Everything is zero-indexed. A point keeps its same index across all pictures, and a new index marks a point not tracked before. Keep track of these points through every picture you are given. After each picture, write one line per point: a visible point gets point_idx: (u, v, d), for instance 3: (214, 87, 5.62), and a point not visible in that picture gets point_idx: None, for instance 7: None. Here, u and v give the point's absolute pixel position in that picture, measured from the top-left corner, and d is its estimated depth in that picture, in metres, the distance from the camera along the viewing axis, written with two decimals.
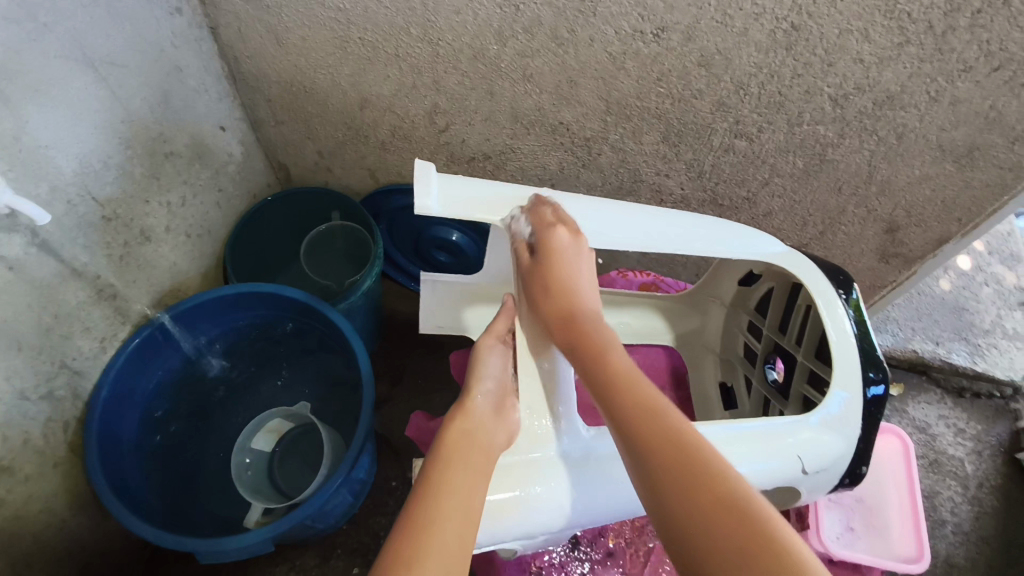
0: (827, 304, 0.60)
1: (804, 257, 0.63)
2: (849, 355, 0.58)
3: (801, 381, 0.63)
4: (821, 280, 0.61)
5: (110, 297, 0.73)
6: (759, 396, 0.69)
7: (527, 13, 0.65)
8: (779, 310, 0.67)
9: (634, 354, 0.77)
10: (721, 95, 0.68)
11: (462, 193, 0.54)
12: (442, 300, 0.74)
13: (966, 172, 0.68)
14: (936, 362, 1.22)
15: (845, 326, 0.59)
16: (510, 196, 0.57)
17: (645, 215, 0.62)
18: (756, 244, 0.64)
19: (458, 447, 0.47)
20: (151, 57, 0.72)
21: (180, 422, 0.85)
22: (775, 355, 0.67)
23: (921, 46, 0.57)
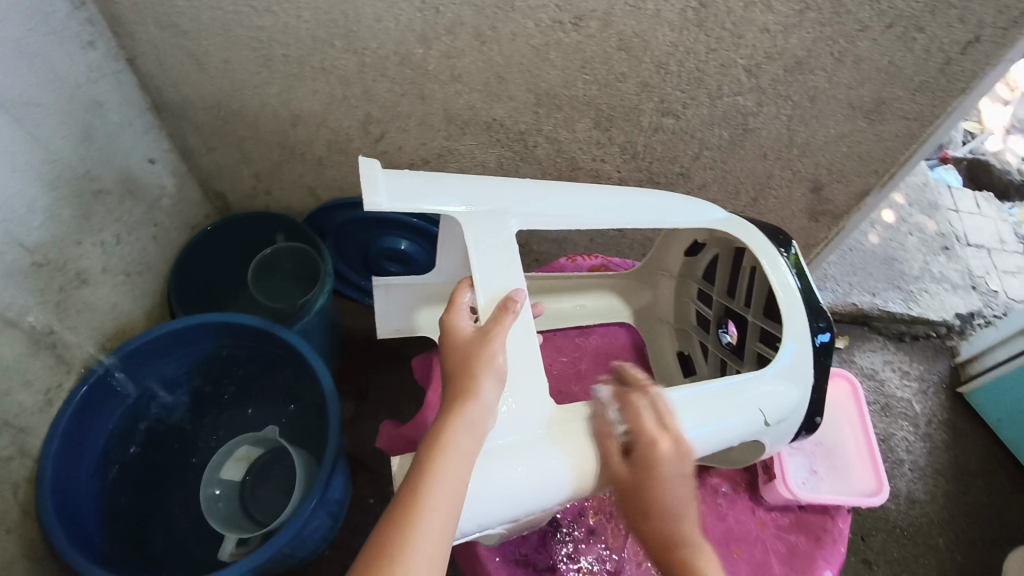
0: (770, 262, 0.63)
1: (744, 222, 0.66)
2: (796, 308, 0.61)
3: (754, 339, 0.66)
4: (762, 240, 0.64)
5: (49, 346, 0.71)
6: (716, 360, 0.71)
7: (448, 14, 0.67)
8: (726, 275, 0.69)
9: (591, 335, 0.79)
10: (644, 76, 0.70)
11: (412, 187, 0.54)
12: (395, 301, 0.74)
13: (876, 126, 0.72)
14: (875, 312, 1.29)
15: (789, 281, 0.62)
16: (459, 186, 0.57)
17: (588, 193, 0.63)
18: (698, 212, 0.66)
19: (461, 441, 0.47)
20: (67, 94, 0.69)
21: (140, 467, 0.82)
22: (727, 318, 0.70)
23: (820, 12, 0.61)
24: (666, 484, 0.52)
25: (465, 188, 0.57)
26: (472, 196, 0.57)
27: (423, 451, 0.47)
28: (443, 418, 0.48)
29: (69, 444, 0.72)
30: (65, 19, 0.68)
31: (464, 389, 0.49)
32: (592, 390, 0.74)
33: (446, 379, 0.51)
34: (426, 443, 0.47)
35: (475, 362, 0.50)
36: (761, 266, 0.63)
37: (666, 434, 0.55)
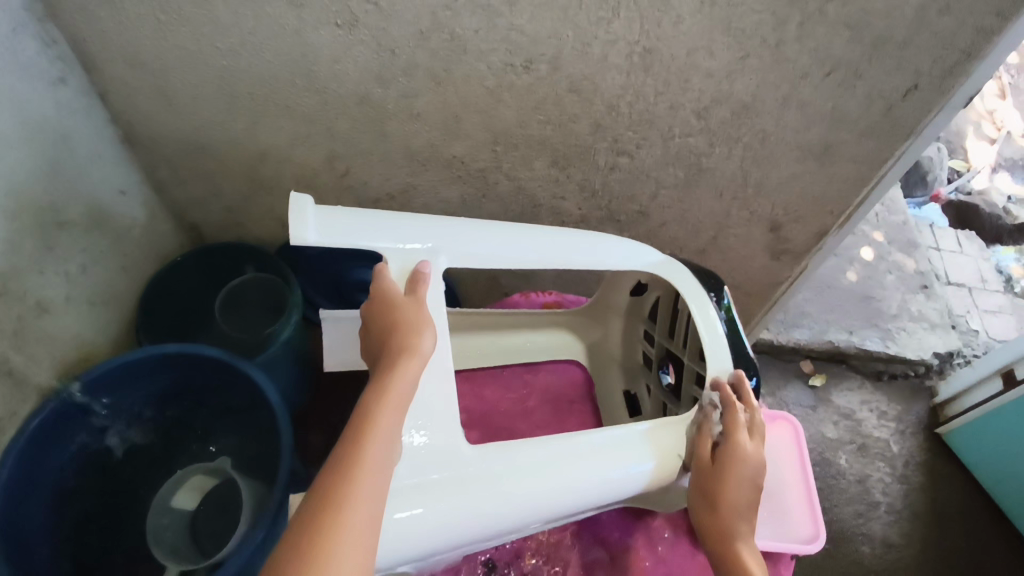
0: (699, 306, 0.64)
1: (681, 265, 0.67)
2: (721, 352, 0.62)
3: (690, 382, 0.66)
4: (694, 287, 0.66)
5: (6, 374, 0.71)
6: (658, 400, 0.72)
7: (403, 56, 0.69)
8: (667, 317, 0.70)
9: (541, 372, 0.78)
10: (596, 117, 0.72)
11: (347, 221, 0.54)
12: (345, 336, 0.74)
13: (827, 168, 0.73)
14: (852, 350, 1.28)
15: (716, 324, 0.64)
16: (398, 220, 0.57)
17: (526, 230, 0.64)
18: (640, 255, 0.67)
19: (390, 415, 0.46)
20: (32, 128, 0.71)
21: (90, 501, 0.80)
22: (668, 360, 0.71)
23: (761, 58, 0.62)
24: (742, 487, 0.56)
25: (404, 223, 0.57)
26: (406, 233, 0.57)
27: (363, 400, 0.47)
28: (383, 371, 0.49)
29: (26, 473, 0.70)
30: (33, 56, 0.70)
31: (402, 342, 0.50)
32: (537, 428, 0.75)
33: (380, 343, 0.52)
34: (366, 392, 0.47)
35: (409, 323, 0.52)
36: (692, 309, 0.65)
37: (586, 481, 0.55)
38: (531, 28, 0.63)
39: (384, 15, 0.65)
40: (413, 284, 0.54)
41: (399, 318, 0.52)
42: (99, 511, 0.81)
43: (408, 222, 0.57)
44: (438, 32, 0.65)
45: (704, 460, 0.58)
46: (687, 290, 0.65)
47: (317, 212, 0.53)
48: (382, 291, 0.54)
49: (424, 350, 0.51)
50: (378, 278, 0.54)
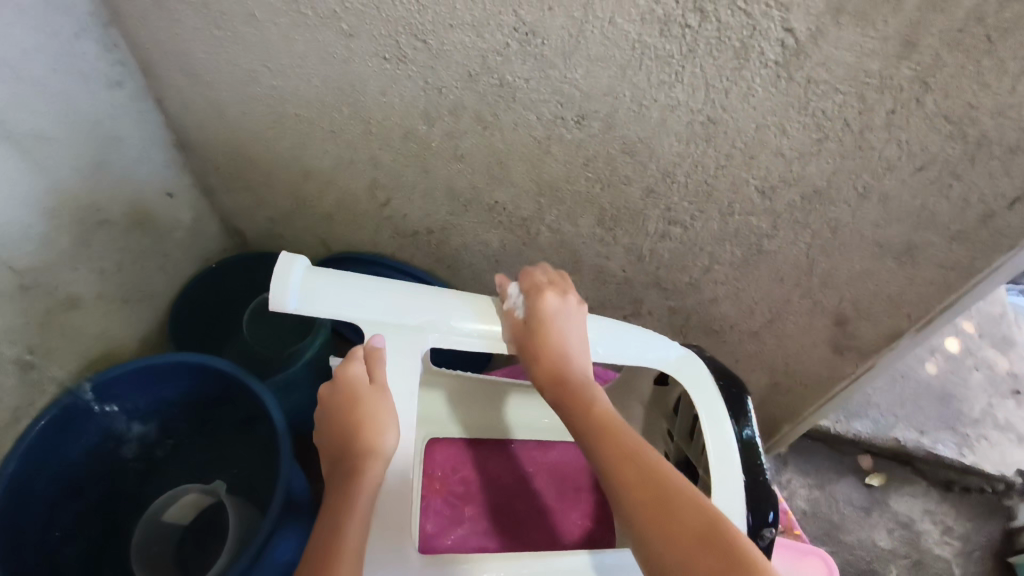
0: (711, 416, 0.57)
1: (701, 362, 0.61)
2: (732, 470, 0.55)
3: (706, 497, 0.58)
4: (710, 391, 0.59)
5: (25, 366, 0.72)
6: None
7: (450, 96, 0.65)
8: (686, 420, 0.64)
9: (550, 450, 0.77)
10: (649, 182, 0.66)
11: (333, 287, 0.53)
12: None
13: (907, 269, 0.64)
14: (920, 453, 1.14)
15: (728, 437, 0.56)
16: (389, 292, 0.55)
17: (534, 311, 0.59)
18: (656, 349, 0.60)
19: (355, 534, 0.45)
20: (85, 129, 0.72)
21: (94, 498, 0.81)
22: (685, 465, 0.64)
23: (840, 143, 0.55)
24: (557, 335, 0.56)
25: (393, 295, 0.55)
26: (392, 306, 0.55)
27: (326, 519, 0.46)
28: (345, 485, 0.47)
29: (30, 471, 0.70)
30: (93, 59, 0.71)
31: (362, 444, 0.48)
32: (537, 513, 0.72)
33: (343, 440, 0.50)
34: (330, 509, 0.46)
35: (368, 419, 0.49)
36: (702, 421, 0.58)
37: None
38: (585, 84, 0.58)
39: (433, 54, 0.61)
40: (378, 366, 0.52)
41: (359, 412, 0.50)
42: (97, 513, 0.81)
43: (392, 297, 0.55)
44: (488, 77, 0.61)
45: (520, 334, 0.57)
46: (700, 396, 0.58)
47: (304, 276, 0.52)
48: (347, 377, 0.52)
49: (385, 448, 0.49)
50: (346, 362, 0.53)
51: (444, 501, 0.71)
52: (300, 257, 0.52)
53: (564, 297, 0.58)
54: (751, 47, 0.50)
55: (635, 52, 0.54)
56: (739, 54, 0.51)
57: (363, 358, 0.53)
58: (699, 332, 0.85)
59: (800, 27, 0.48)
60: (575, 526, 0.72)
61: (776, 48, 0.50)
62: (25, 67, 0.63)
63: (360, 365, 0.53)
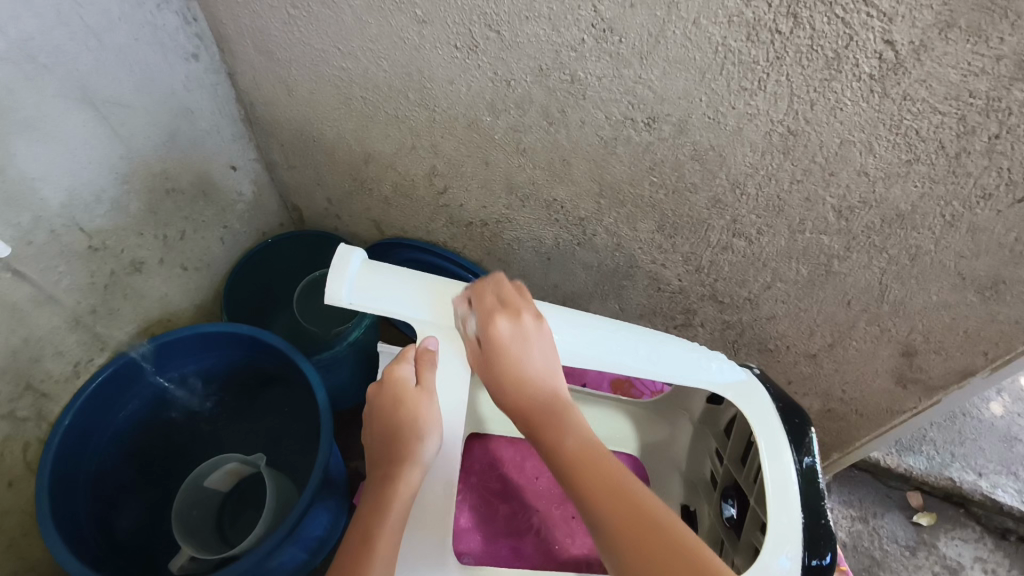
0: (771, 447, 0.55)
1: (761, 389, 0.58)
2: (791, 506, 0.52)
3: (753, 526, 0.57)
4: (772, 421, 0.57)
5: (87, 325, 0.75)
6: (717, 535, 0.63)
7: (518, 89, 0.64)
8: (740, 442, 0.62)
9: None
10: (717, 192, 0.63)
11: (388, 282, 0.53)
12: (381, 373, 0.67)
13: (991, 305, 0.60)
14: (976, 496, 1.08)
15: (789, 471, 0.54)
16: (445, 289, 0.55)
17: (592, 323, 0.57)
18: (710, 369, 0.58)
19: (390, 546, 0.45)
20: (160, 98, 0.74)
21: (143, 455, 0.84)
22: (733, 488, 0.62)
23: (932, 165, 0.51)
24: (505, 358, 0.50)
25: (448, 293, 0.54)
26: (447, 307, 0.54)
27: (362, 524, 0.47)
28: (383, 489, 0.48)
29: (86, 422, 0.73)
30: (173, 32, 0.72)
31: (402, 449, 0.49)
32: (571, 519, 0.71)
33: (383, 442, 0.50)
34: (368, 515, 0.47)
35: (407, 423, 0.50)
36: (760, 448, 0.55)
37: None
38: (661, 85, 0.56)
39: (505, 45, 0.60)
40: (427, 371, 0.52)
41: (403, 415, 0.50)
42: (143, 470, 0.84)
43: (447, 296, 0.54)
44: (559, 71, 0.60)
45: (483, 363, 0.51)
46: (760, 424, 0.56)
47: (361, 268, 0.52)
48: (394, 377, 0.52)
49: (425, 457, 0.49)
50: (395, 362, 0.53)
51: (480, 497, 0.72)
52: (358, 250, 0.52)
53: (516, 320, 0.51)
54: (845, 58, 0.48)
55: (718, 56, 0.52)
56: (830, 64, 0.48)
57: (414, 360, 0.53)
58: (751, 350, 0.82)
59: (902, 39, 0.45)
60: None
61: (873, 60, 0.47)
62: (109, 36, 0.65)
63: (409, 365, 0.53)
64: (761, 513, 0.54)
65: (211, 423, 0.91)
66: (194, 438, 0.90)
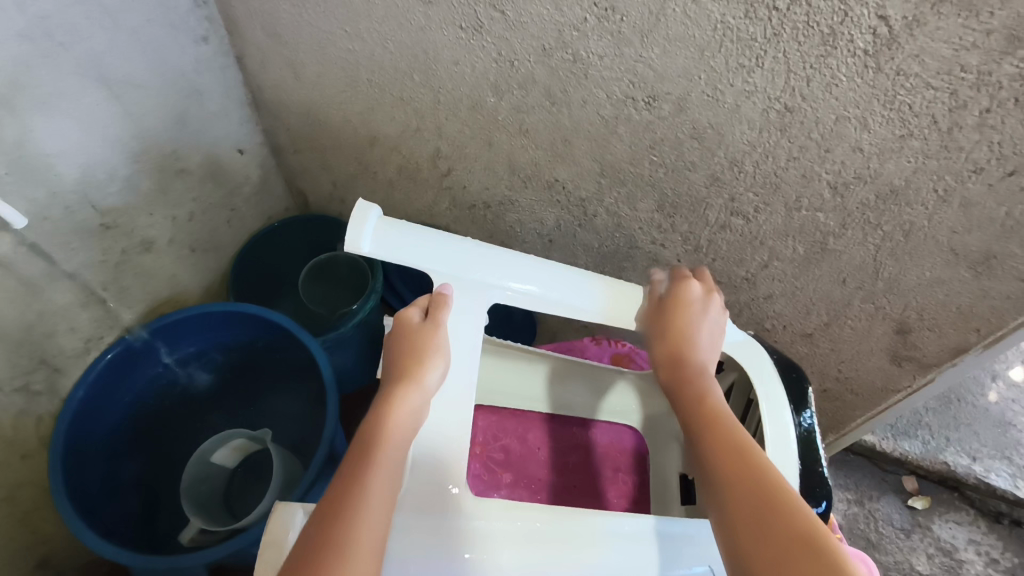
0: (772, 401, 0.56)
1: (760, 347, 0.60)
2: (788, 460, 0.53)
3: None
4: (772, 380, 0.57)
5: (98, 301, 0.77)
6: None
7: (522, 69, 0.65)
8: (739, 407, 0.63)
9: (594, 429, 0.77)
10: (715, 170, 0.65)
11: (405, 234, 0.55)
12: None
13: (983, 281, 0.61)
14: (970, 480, 1.10)
15: (787, 423, 0.55)
16: (456, 244, 0.57)
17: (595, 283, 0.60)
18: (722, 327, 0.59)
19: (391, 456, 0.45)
20: (172, 79, 0.76)
21: (152, 432, 0.86)
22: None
23: (925, 141, 0.53)
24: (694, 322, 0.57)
25: (462, 249, 0.57)
26: (461, 261, 0.56)
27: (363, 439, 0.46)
28: (384, 404, 0.48)
29: (97, 397, 0.76)
30: (184, 14, 0.74)
31: (406, 372, 0.50)
32: (572, 489, 0.73)
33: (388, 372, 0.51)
34: (367, 429, 0.46)
35: (417, 352, 0.51)
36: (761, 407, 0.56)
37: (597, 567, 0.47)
38: (660, 64, 0.58)
39: (509, 25, 0.61)
40: (438, 311, 0.54)
41: (411, 346, 0.51)
42: (153, 445, 0.86)
43: (461, 250, 0.57)
44: (561, 51, 0.61)
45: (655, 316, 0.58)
46: (761, 382, 0.57)
47: (379, 223, 0.54)
48: (406, 318, 0.54)
49: (429, 382, 0.50)
50: (407, 306, 0.55)
51: (485, 466, 0.73)
52: (374, 206, 0.54)
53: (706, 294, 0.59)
54: (840, 34, 0.49)
55: (716, 33, 0.53)
56: (826, 40, 0.50)
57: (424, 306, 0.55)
58: (749, 330, 0.83)
59: (896, 15, 0.46)
60: (610, 505, 0.72)
61: (867, 35, 0.48)
62: (122, 16, 0.67)
63: (420, 309, 0.55)
64: None
65: (219, 401, 0.93)
66: (202, 416, 0.92)
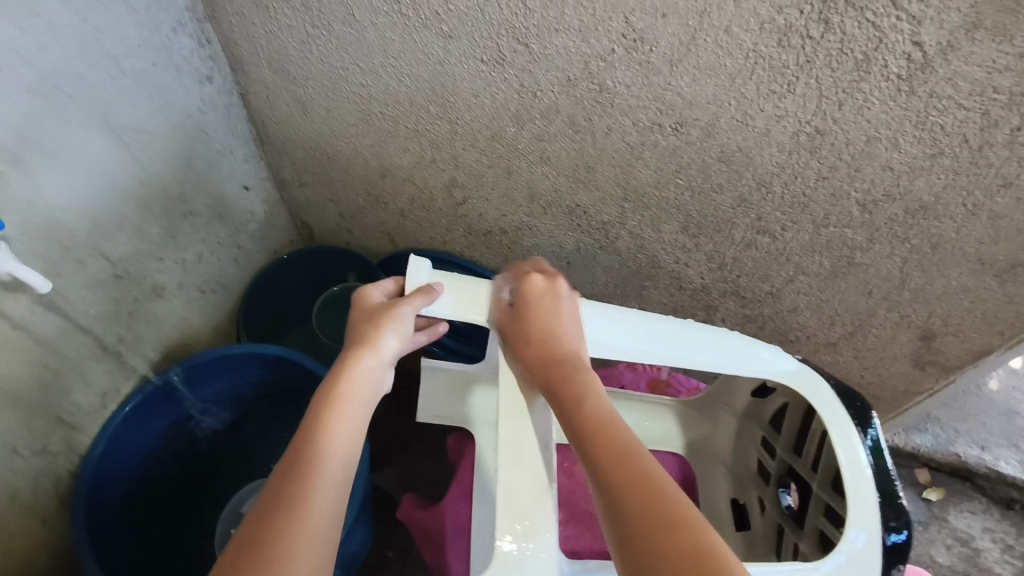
0: (836, 427, 0.55)
1: (823, 377, 0.58)
2: (864, 488, 0.52)
3: (816, 509, 0.57)
4: (834, 403, 0.56)
5: (113, 355, 0.74)
6: (774, 520, 0.64)
7: (544, 100, 0.65)
8: (793, 428, 0.61)
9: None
10: (742, 192, 0.65)
11: (459, 288, 0.54)
12: (441, 388, 0.69)
13: (1009, 287, 0.63)
14: (982, 469, 1.12)
15: (856, 450, 0.54)
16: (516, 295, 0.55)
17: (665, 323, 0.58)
18: (775, 360, 0.59)
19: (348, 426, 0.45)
20: (178, 123, 0.72)
21: (169, 486, 0.83)
22: (789, 478, 0.62)
23: (955, 159, 0.54)
24: (553, 317, 0.52)
25: None
26: None
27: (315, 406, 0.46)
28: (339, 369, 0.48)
29: (113, 452, 0.73)
30: (188, 54, 0.70)
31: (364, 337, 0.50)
32: None
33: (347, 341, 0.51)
34: (321, 395, 0.46)
35: (374, 316, 0.51)
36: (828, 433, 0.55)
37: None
38: (689, 92, 0.58)
39: (533, 58, 0.61)
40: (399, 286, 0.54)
41: (369, 314, 0.52)
42: (163, 504, 0.82)
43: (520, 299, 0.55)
44: (587, 81, 0.61)
45: (511, 321, 0.52)
46: (825, 409, 0.56)
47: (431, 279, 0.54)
48: (364, 294, 0.54)
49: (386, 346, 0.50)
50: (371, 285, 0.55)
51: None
52: (425, 261, 0.54)
53: (551, 280, 0.55)
54: (874, 60, 0.49)
55: (748, 61, 0.53)
56: (860, 66, 0.50)
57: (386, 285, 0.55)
58: (771, 342, 0.84)
59: (930, 41, 0.47)
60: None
61: (901, 61, 0.49)
62: (129, 61, 0.63)
63: (381, 287, 0.55)
64: (835, 498, 0.54)
65: (238, 452, 0.90)
66: (219, 468, 0.88)
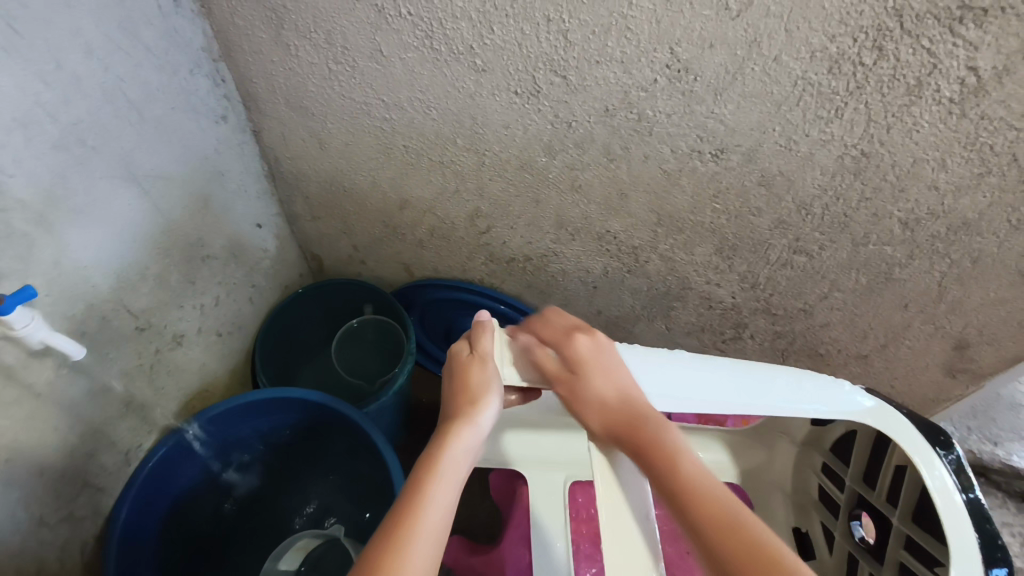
0: (925, 459, 0.62)
1: (891, 411, 0.64)
2: (959, 521, 0.59)
3: (897, 542, 0.65)
4: (912, 433, 0.63)
5: (135, 410, 0.70)
6: (844, 551, 0.72)
7: (579, 130, 0.64)
8: (862, 463, 0.70)
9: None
10: (782, 214, 0.65)
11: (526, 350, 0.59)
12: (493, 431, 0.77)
13: None
14: (996, 464, 1.15)
15: (950, 487, 0.60)
16: None
17: (729, 372, 0.62)
18: (846, 399, 0.64)
19: (452, 481, 0.47)
20: (195, 166, 0.70)
21: (185, 543, 0.79)
22: (860, 509, 0.71)
23: (1003, 177, 0.54)
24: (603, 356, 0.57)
25: None
26: None
27: (421, 464, 0.49)
28: (444, 432, 0.51)
29: (138, 513, 0.70)
30: (204, 95, 0.68)
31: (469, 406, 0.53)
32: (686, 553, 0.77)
33: (448, 405, 0.55)
34: (426, 454, 0.49)
35: (473, 385, 0.55)
36: (914, 463, 0.62)
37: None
38: (733, 119, 0.57)
39: (570, 89, 0.60)
40: (483, 341, 0.58)
41: (470, 382, 0.55)
42: (184, 563, 0.78)
43: None
44: (626, 111, 0.60)
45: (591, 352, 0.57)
46: (908, 442, 0.63)
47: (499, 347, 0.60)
48: (453, 354, 0.58)
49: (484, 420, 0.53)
50: (456, 344, 0.60)
51: (592, 543, 0.74)
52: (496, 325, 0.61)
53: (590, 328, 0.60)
54: (926, 84, 0.50)
55: (796, 88, 0.53)
56: (912, 90, 0.50)
57: (468, 342, 0.59)
58: (801, 356, 0.84)
59: (986, 65, 0.47)
60: None
61: (955, 85, 0.49)
62: (149, 107, 0.60)
63: (465, 346, 0.59)
64: (932, 530, 0.61)
65: (256, 503, 0.87)
66: (234, 522, 0.85)
